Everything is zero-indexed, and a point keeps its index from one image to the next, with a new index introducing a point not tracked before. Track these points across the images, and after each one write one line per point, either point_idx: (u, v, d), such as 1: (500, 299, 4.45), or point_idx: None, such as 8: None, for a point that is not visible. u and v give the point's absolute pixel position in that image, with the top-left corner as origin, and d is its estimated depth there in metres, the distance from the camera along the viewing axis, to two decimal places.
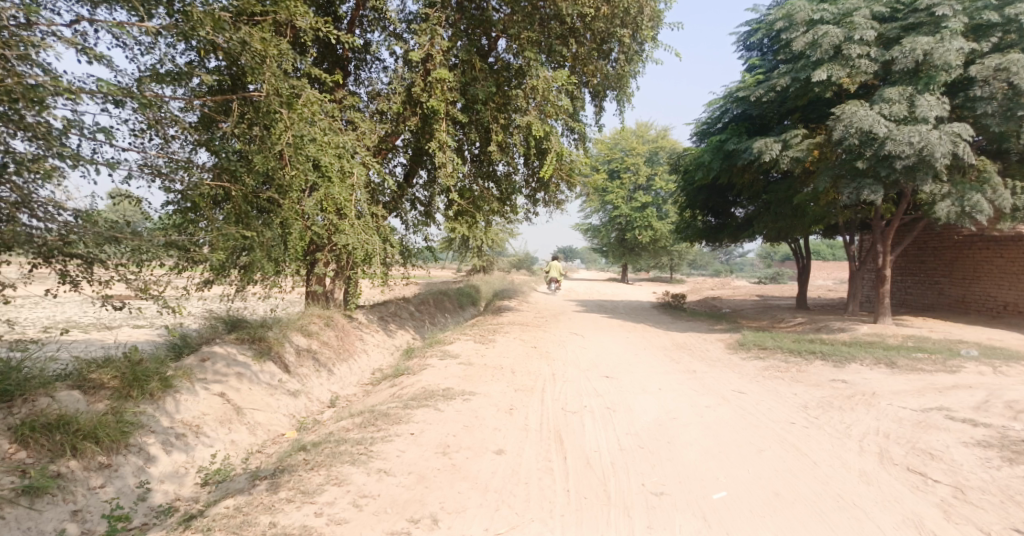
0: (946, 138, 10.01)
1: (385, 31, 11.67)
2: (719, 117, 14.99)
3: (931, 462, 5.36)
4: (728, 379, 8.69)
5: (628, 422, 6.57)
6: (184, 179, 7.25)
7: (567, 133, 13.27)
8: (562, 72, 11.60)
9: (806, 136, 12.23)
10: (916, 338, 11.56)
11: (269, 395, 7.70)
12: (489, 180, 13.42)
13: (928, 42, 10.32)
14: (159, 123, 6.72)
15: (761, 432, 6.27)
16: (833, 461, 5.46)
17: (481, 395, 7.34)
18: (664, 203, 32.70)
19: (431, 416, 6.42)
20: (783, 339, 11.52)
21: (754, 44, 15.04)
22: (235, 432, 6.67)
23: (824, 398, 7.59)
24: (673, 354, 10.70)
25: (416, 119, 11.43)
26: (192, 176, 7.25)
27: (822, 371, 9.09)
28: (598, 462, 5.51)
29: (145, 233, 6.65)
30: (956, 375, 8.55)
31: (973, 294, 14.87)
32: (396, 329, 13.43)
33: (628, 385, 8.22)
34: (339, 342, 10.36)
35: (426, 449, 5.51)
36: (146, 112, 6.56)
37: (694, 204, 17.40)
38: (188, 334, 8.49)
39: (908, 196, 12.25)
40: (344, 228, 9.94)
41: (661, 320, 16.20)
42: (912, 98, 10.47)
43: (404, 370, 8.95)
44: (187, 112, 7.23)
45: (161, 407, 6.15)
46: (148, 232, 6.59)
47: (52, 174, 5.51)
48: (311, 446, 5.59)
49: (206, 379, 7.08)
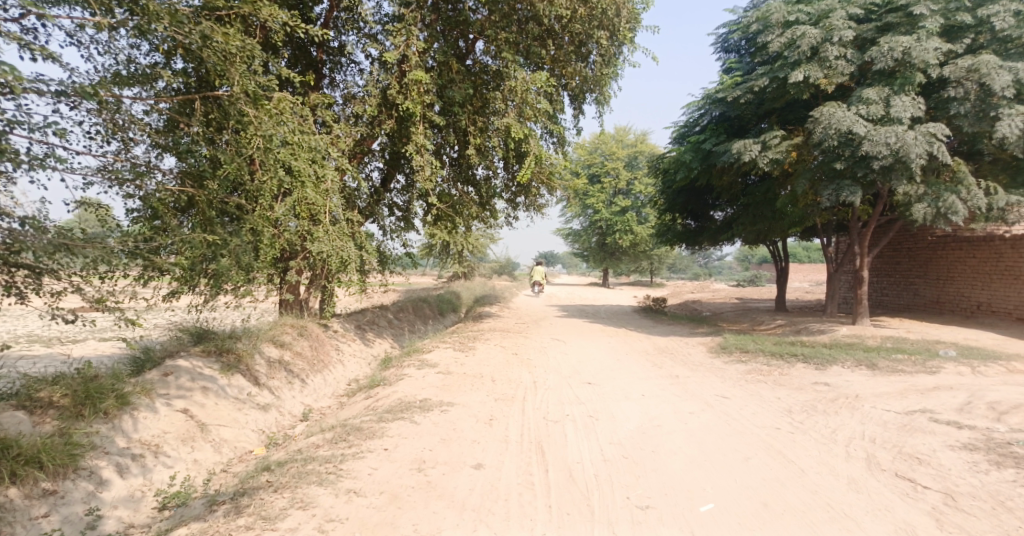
0: (922, 138, 10.00)
1: (360, 33, 11.43)
2: (698, 119, 14.93)
3: (919, 467, 5.23)
4: (711, 383, 8.53)
5: (610, 430, 6.39)
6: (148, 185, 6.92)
7: (545, 136, 13.09)
8: (539, 74, 11.40)
9: (784, 137, 12.17)
10: (896, 339, 11.54)
11: (237, 410, 7.40)
12: (468, 184, 13.21)
13: (907, 40, 10.31)
14: (119, 128, 6.40)
15: (746, 438, 6.13)
16: (821, 469, 5.33)
17: (459, 405, 7.11)
18: (644, 206, 32.74)
19: (407, 429, 6.18)
20: (764, 342, 11.44)
21: (732, 46, 15.02)
22: (198, 451, 6.37)
23: (808, 402, 7.47)
24: (655, 359, 10.53)
25: (391, 122, 11.18)
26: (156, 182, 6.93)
27: (804, 374, 8.98)
28: (580, 474, 5.31)
29: (98, 239, 6.35)
30: (936, 376, 8.49)
31: (947, 294, 14.94)
32: (374, 337, 13.16)
33: (611, 391, 8.05)
34: (314, 352, 10.06)
35: (400, 466, 5.26)
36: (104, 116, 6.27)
37: (673, 207, 17.32)
38: (152, 347, 8.17)
39: (886, 197, 12.28)
40: (319, 235, 9.66)
41: (642, 324, 16.08)
42: (888, 98, 10.46)
43: (380, 381, 8.68)
44: (154, 117, 6.92)
45: (117, 427, 5.87)
46: (100, 240, 6.28)
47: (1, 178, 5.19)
48: (275, 466, 5.31)
49: (169, 395, 6.79)
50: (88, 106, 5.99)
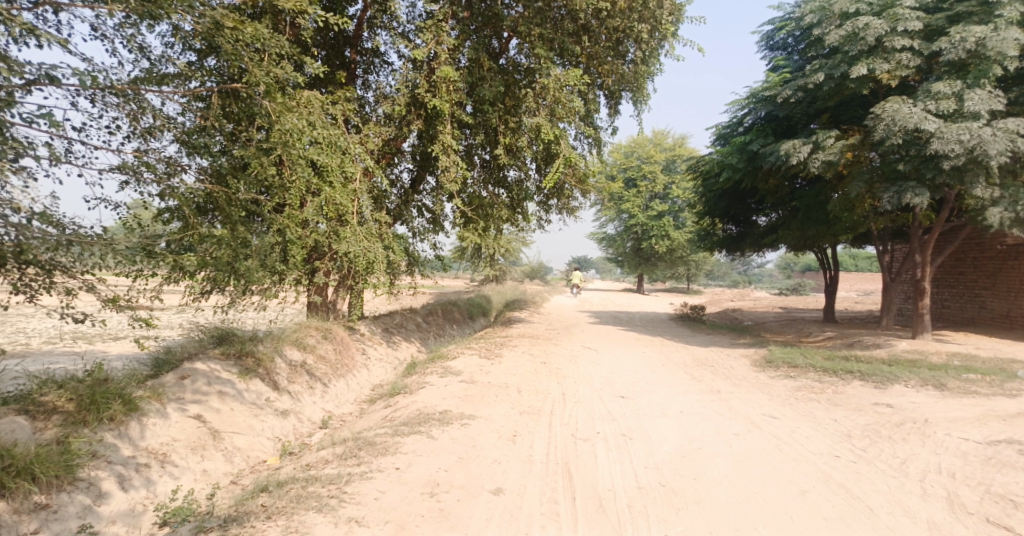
0: (1001, 135, 9.15)
1: (390, 30, 11.00)
2: (741, 118, 14.16)
3: (1017, 512, 4.55)
4: (758, 401, 7.84)
5: (646, 452, 5.79)
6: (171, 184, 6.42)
7: (580, 138, 12.53)
8: (573, 71, 10.81)
9: (839, 137, 11.34)
10: (962, 355, 10.62)
11: (252, 417, 6.95)
12: (500, 186, 12.74)
13: (982, 30, 9.49)
14: (141, 128, 5.99)
15: (800, 466, 5.47)
16: (894, 508, 4.66)
17: (481, 419, 6.57)
18: (681, 211, 31.89)
19: (423, 446, 5.67)
20: (815, 356, 10.62)
21: (778, 43, 14.27)
22: (208, 460, 5.92)
23: (870, 426, 6.72)
24: (695, 371, 9.84)
25: (420, 121, 10.69)
26: (184, 182, 6.45)
27: (863, 393, 8.20)
28: (612, 504, 4.76)
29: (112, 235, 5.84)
30: (1016, 400, 7.65)
31: (1018, 308, 13.86)
32: (401, 341, 12.73)
33: (647, 407, 7.41)
34: (337, 356, 9.62)
35: (410, 490, 4.77)
36: (132, 114, 5.82)
37: (713, 211, 16.51)
38: (171, 348, 7.82)
39: (952, 201, 11.36)
40: (346, 235, 9.24)
41: (681, 333, 15.30)
42: (961, 92, 9.60)
43: (401, 389, 8.20)
44: (187, 117, 6.55)
45: (123, 434, 5.48)
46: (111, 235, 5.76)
47: (17, 173, 4.85)
48: (274, 487, 4.89)
49: (183, 399, 6.41)
50: (107, 98, 5.57)
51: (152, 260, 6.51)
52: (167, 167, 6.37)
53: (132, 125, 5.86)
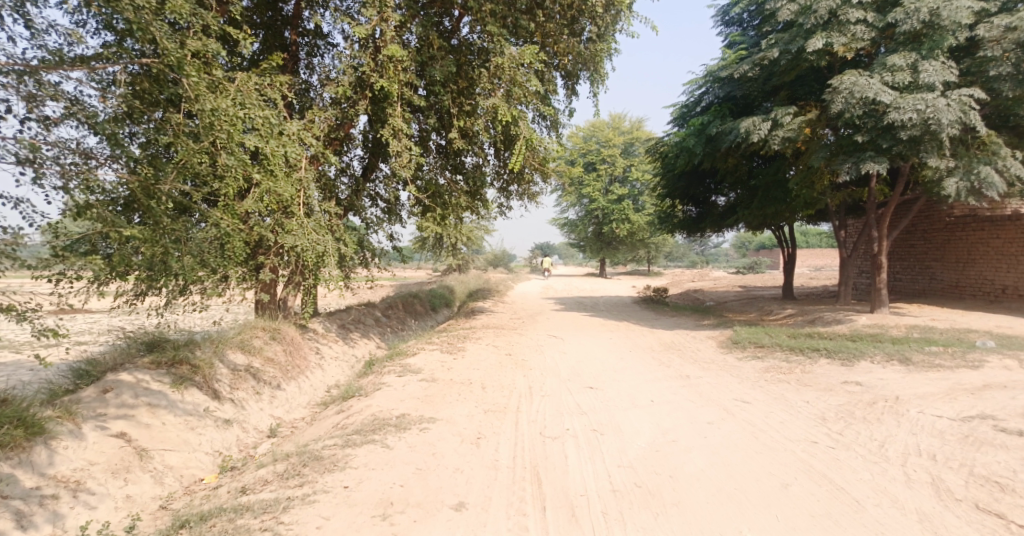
0: (955, 106, 9.04)
1: (333, 10, 10.32)
2: (699, 97, 13.92)
3: (1004, 497, 4.42)
4: (727, 385, 7.55)
5: (618, 448, 5.44)
6: (93, 181, 5.72)
7: (538, 120, 12.07)
8: (528, 49, 10.28)
9: (796, 113, 11.12)
10: (922, 328, 10.59)
11: (188, 430, 6.33)
12: (457, 172, 12.23)
13: (934, 0, 9.35)
14: (42, 116, 5.27)
15: (778, 455, 5.20)
16: (880, 500, 4.47)
17: (442, 422, 6.13)
18: (640, 195, 31.82)
19: (376, 457, 5.19)
20: (779, 335, 10.43)
21: (734, 19, 14.05)
22: (132, 484, 5.33)
23: (843, 407, 6.49)
24: (662, 356, 9.56)
25: (368, 104, 10.05)
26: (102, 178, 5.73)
27: (831, 372, 8.00)
28: (585, 513, 4.42)
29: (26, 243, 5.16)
30: (981, 372, 7.55)
31: (968, 278, 14.01)
32: (358, 338, 12.15)
33: (617, 397, 7.06)
34: (288, 358, 8.99)
35: (360, 513, 4.35)
36: (29, 102, 5.11)
37: (673, 192, 16.28)
38: (97, 357, 7.13)
39: (907, 173, 11.29)
40: (292, 227, 8.60)
41: (644, 316, 15.06)
42: (916, 64, 9.45)
43: (355, 391, 7.69)
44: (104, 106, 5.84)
45: (25, 462, 4.89)
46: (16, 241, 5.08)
47: None
48: (198, 521, 4.37)
49: (104, 416, 5.79)
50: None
51: (63, 262, 5.89)
52: (78, 160, 5.65)
53: (30, 110, 5.15)
